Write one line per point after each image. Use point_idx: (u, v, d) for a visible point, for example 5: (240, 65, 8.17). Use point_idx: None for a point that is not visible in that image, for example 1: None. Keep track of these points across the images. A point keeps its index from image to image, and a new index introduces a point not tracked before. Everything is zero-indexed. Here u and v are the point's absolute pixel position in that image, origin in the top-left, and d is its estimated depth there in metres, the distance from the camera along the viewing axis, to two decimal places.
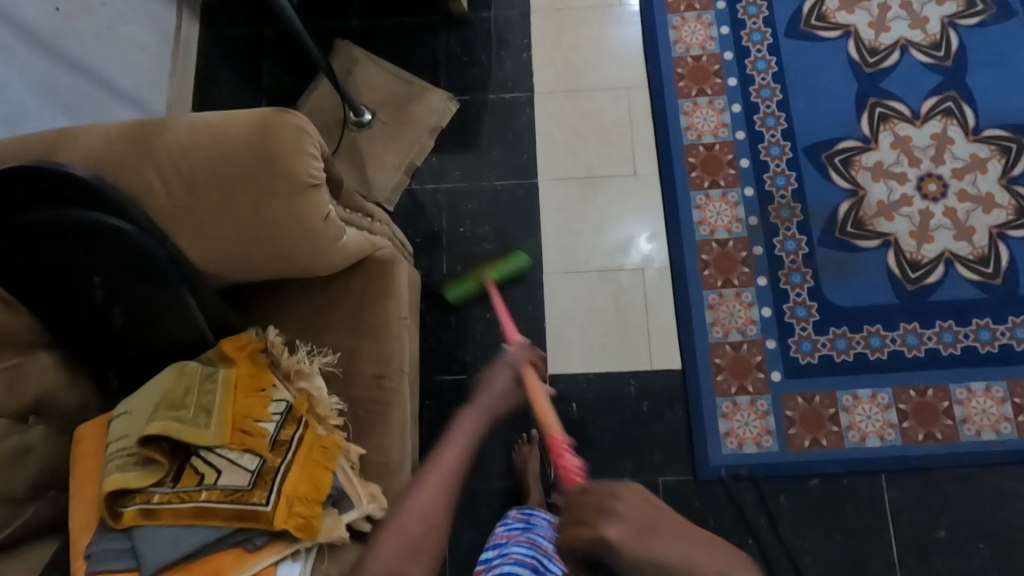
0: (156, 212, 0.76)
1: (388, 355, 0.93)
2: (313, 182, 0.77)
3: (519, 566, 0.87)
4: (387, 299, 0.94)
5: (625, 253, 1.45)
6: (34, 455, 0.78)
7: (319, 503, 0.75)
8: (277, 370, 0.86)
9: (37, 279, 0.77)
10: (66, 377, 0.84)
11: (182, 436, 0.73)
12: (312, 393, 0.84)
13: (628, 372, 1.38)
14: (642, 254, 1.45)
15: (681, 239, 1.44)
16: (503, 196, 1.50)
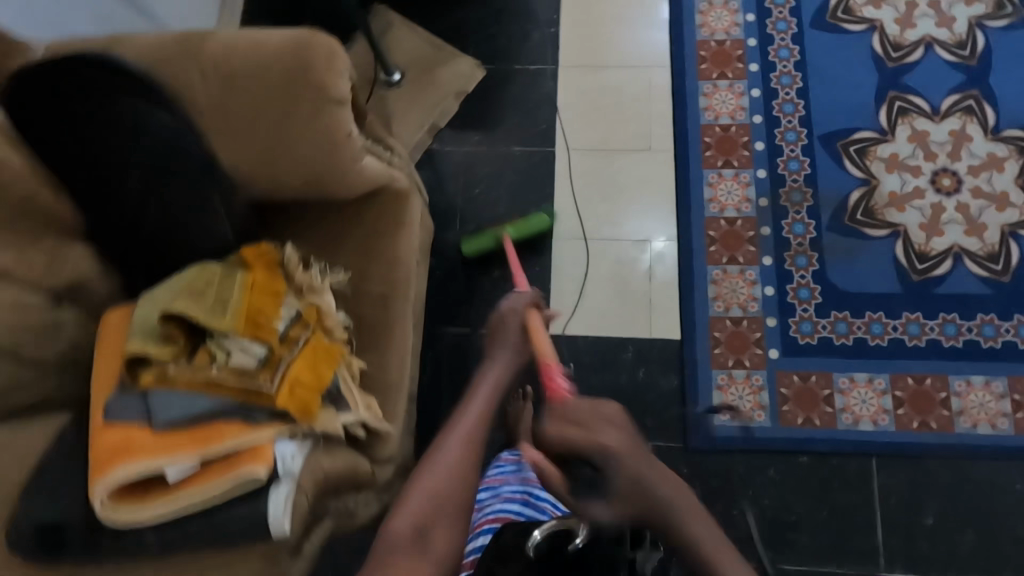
0: (196, 108, 0.84)
1: (395, 279, 0.98)
2: (340, 99, 0.84)
3: (510, 503, 0.92)
4: (398, 228, 1.00)
5: (639, 251, 1.46)
6: (65, 331, 0.86)
7: (319, 393, 0.78)
8: (290, 285, 0.90)
9: (82, 170, 0.83)
10: (98, 268, 0.90)
11: (201, 318, 0.78)
12: (321, 306, 0.89)
13: (627, 338, 1.41)
14: (656, 253, 1.46)
15: (694, 239, 1.45)
16: (520, 161, 1.54)
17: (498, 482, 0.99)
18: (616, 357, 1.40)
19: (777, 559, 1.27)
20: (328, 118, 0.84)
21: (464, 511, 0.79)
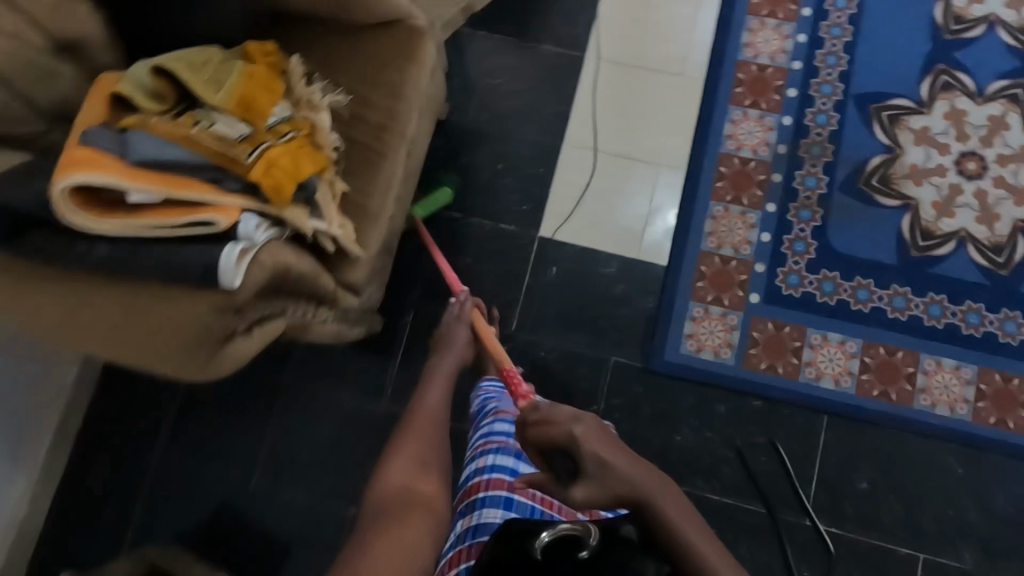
0: None
1: (394, 112, 0.97)
2: None
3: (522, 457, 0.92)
4: (408, 64, 0.98)
5: (646, 224, 1.42)
6: (58, 81, 0.85)
7: (294, 182, 0.79)
8: (288, 96, 0.88)
9: None
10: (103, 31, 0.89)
11: (193, 83, 0.78)
12: (314, 122, 0.87)
13: (613, 254, 1.41)
14: (665, 227, 1.42)
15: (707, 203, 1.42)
16: (547, 59, 1.50)
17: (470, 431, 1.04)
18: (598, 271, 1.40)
19: (707, 489, 1.30)
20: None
21: (442, 487, 0.90)
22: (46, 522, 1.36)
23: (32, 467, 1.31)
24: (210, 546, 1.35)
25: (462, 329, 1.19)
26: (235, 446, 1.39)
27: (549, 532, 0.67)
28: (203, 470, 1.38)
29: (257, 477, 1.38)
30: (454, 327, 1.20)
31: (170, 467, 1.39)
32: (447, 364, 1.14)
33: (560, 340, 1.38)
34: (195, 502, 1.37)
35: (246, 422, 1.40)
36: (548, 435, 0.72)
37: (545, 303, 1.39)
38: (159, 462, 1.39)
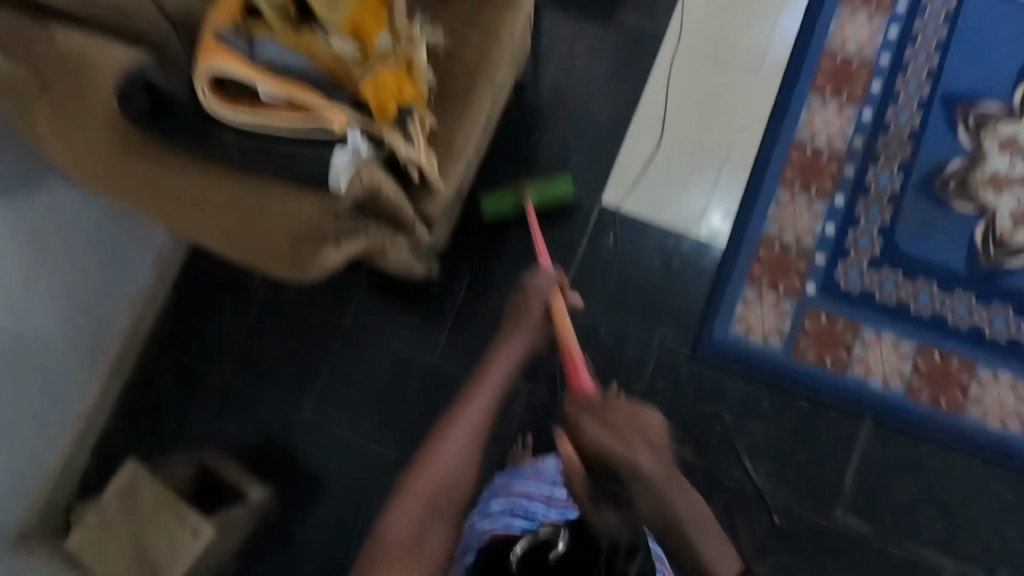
0: None
1: (486, 54, 0.99)
2: None
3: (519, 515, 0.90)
4: (505, 8, 1.00)
5: (694, 224, 1.42)
6: None
7: (397, 102, 0.84)
8: None
9: None
10: None
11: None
12: (415, 57, 0.87)
13: (672, 229, 1.42)
14: (710, 230, 1.41)
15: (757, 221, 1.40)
16: (628, 30, 1.50)
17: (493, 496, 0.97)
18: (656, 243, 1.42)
19: (739, 469, 1.31)
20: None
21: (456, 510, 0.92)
22: (111, 417, 1.46)
23: (104, 364, 1.41)
24: (257, 460, 1.43)
25: (521, 342, 1.05)
26: (287, 370, 1.47)
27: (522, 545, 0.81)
28: (256, 388, 1.46)
29: (306, 401, 1.45)
30: (522, 319, 1.06)
31: (227, 382, 1.47)
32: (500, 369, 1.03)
33: (610, 307, 1.40)
34: (247, 417, 1.45)
35: (301, 349, 1.47)
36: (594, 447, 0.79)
37: (599, 270, 1.41)
38: (217, 376, 1.47)
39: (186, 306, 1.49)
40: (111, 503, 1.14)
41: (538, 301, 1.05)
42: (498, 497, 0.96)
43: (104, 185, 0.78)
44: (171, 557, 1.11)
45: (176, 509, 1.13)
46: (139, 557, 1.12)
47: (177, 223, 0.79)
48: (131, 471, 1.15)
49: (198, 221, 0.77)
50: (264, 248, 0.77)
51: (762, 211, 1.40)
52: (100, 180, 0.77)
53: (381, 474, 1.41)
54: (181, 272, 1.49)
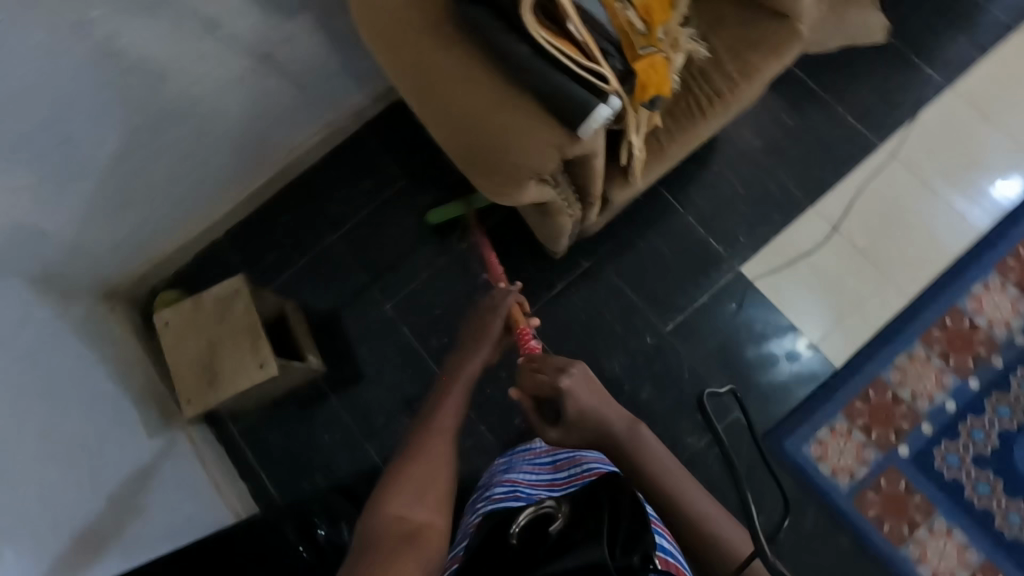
0: None
1: (733, 90, 1.01)
2: None
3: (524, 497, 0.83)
4: (769, 59, 1.02)
5: (779, 331, 1.39)
6: None
7: (657, 89, 0.83)
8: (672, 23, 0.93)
9: None
10: None
11: None
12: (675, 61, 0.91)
13: (794, 329, 1.39)
14: (793, 347, 1.38)
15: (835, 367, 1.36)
16: (844, 130, 1.48)
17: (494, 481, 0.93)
18: (750, 334, 1.40)
19: None
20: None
21: (444, 508, 0.80)
22: (223, 235, 1.56)
23: (242, 189, 1.51)
24: (322, 333, 1.51)
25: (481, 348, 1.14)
26: (386, 273, 1.52)
27: (520, 520, 0.72)
28: (352, 274, 1.53)
29: (389, 306, 1.51)
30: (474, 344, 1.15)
31: (330, 254, 1.54)
32: (467, 372, 1.09)
33: (701, 368, 1.38)
34: (332, 294, 1.52)
35: (406, 260, 1.52)
36: None
37: (707, 330, 1.40)
38: (325, 246, 1.55)
39: (331, 174, 1.57)
40: (207, 302, 1.23)
41: (494, 318, 1.17)
42: (499, 483, 0.90)
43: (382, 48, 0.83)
44: (233, 373, 1.19)
45: (255, 337, 1.20)
46: (206, 362, 1.20)
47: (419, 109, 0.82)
48: (235, 285, 1.23)
49: (440, 115, 0.79)
50: (485, 164, 0.78)
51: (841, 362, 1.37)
52: (380, 43, 0.82)
53: (421, 402, 1.46)
54: (342, 144, 1.57)
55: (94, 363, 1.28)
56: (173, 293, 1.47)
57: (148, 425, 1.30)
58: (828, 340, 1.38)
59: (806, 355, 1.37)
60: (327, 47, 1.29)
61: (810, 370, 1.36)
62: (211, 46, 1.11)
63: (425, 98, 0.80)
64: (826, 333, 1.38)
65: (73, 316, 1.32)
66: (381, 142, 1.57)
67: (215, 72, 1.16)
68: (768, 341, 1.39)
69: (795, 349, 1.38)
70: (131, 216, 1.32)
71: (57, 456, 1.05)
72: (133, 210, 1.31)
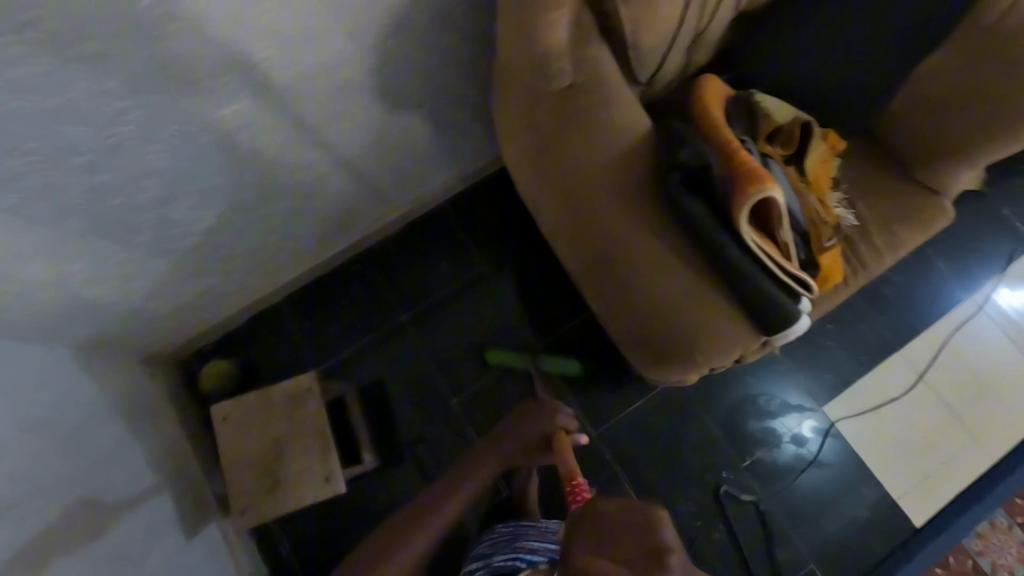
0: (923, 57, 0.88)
1: (878, 261, 0.97)
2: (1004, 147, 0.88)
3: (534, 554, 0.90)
4: (918, 232, 0.98)
5: (861, 480, 1.34)
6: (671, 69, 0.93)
7: (835, 279, 0.78)
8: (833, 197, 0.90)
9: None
10: (712, 51, 0.97)
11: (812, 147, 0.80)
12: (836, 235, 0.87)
13: (874, 479, 1.34)
14: (866, 496, 1.33)
15: (835, 460, 1.35)
16: (931, 275, 1.46)
17: (498, 548, 0.94)
18: (753, 411, 1.40)
19: None
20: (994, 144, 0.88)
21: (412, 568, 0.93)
22: (283, 302, 1.47)
23: (307, 263, 1.41)
24: (378, 420, 1.42)
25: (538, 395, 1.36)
26: (449, 364, 1.44)
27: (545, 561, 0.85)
28: (416, 360, 1.45)
29: (453, 401, 1.42)
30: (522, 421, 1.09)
31: (395, 337, 1.46)
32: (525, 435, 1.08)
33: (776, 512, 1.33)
34: (391, 380, 1.44)
35: (474, 354, 1.44)
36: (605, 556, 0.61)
37: (783, 472, 1.35)
38: (391, 327, 1.46)
39: (405, 251, 1.50)
40: (274, 399, 1.13)
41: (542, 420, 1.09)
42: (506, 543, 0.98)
43: (554, 205, 0.78)
44: (296, 483, 1.08)
45: (326, 443, 1.10)
46: (266, 466, 1.10)
47: (584, 277, 0.78)
48: (306, 382, 1.14)
49: (613, 296, 0.75)
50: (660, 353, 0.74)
51: (839, 455, 1.36)
52: (554, 206, 0.78)
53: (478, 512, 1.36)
54: (416, 223, 1.50)
55: (136, 445, 1.16)
56: (223, 363, 1.39)
57: (187, 519, 1.18)
58: (907, 495, 1.33)
59: (811, 437, 1.36)
60: (433, 135, 1.23)
61: (813, 454, 1.34)
62: (326, 137, 1.04)
63: (598, 275, 0.75)
64: (828, 420, 1.37)
65: (120, 388, 1.21)
66: (458, 225, 1.51)
67: (319, 157, 1.08)
68: (845, 488, 1.34)
69: (799, 432, 1.37)
70: (199, 287, 1.23)
71: None
72: (204, 280, 1.22)
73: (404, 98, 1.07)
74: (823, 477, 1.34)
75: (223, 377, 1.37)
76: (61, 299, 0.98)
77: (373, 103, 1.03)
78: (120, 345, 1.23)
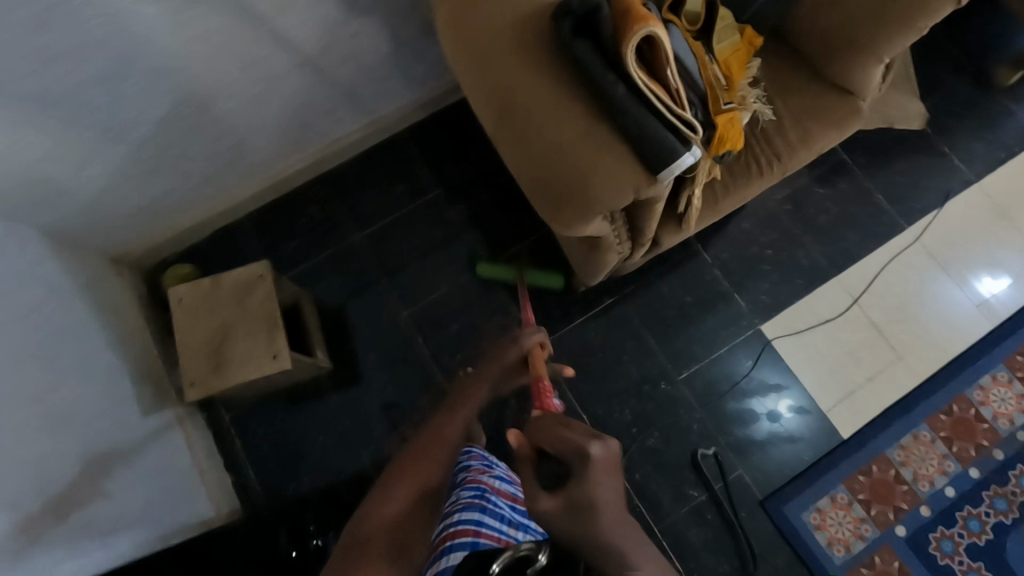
0: None
1: (792, 154, 1.03)
2: (905, 39, 0.93)
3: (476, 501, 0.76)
4: (831, 129, 1.04)
5: (793, 394, 1.40)
6: None
7: (731, 144, 0.84)
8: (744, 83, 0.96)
9: None
10: None
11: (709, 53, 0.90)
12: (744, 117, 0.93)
13: (805, 394, 1.40)
14: (795, 414, 1.38)
15: (808, 437, 1.37)
16: (873, 208, 1.51)
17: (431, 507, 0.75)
18: (731, 390, 1.40)
19: None
20: (897, 36, 0.92)
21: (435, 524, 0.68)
22: (247, 217, 1.52)
23: (271, 175, 1.47)
24: (334, 330, 1.48)
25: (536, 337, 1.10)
26: (403, 278, 1.50)
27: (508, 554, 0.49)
28: (373, 274, 1.50)
29: (407, 313, 1.48)
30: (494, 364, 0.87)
31: (354, 253, 1.51)
32: (482, 393, 0.83)
33: (710, 422, 1.38)
34: (348, 293, 1.50)
35: (428, 270, 1.50)
36: (558, 435, 0.59)
37: (719, 384, 1.40)
38: (350, 243, 1.52)
39: (366, 173, 1.56)
40: (228, 284, 1.18)
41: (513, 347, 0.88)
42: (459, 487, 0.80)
43: (466, 63, 0.83)
44: (245, 360, 1.14)
45: (273, 325, 1.16)
46: (217, 344, 1.16)
47: (495, 133, 0.82)
48: (259, 271, 1.19)
49: (516, 144, 0.79)
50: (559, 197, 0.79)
51: (813, 433, 1.38)
52: (464, 66, 0.83)
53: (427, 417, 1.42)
54: (379, 145, 1.56)
55: (95, 328, 1.22)
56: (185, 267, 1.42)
57: (143, 403, 1.24)
58: (835, 410, 1.39)
59: (785, 415, 1.39)
60: (389, 46, 1.28)
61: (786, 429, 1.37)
62: (277, 31, 1.09)
63: (499, 126, 0.80)
64: (806, 399, 1.40)
65: (83, 276, 1.27)
66: (419, 148, 1.57)
67: (274, 54, 1.14)
68: (777, 402, 1.39)
69: (774, 409, 1.39)
70: (159, 187, 1.28)
71: (51, 428, 0.99)
72: (166, 180, 1.27)
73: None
74: (798, 453, 1.36)
75: (183, 278, 1.38)
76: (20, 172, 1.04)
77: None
78: (82, 239, 1.29)
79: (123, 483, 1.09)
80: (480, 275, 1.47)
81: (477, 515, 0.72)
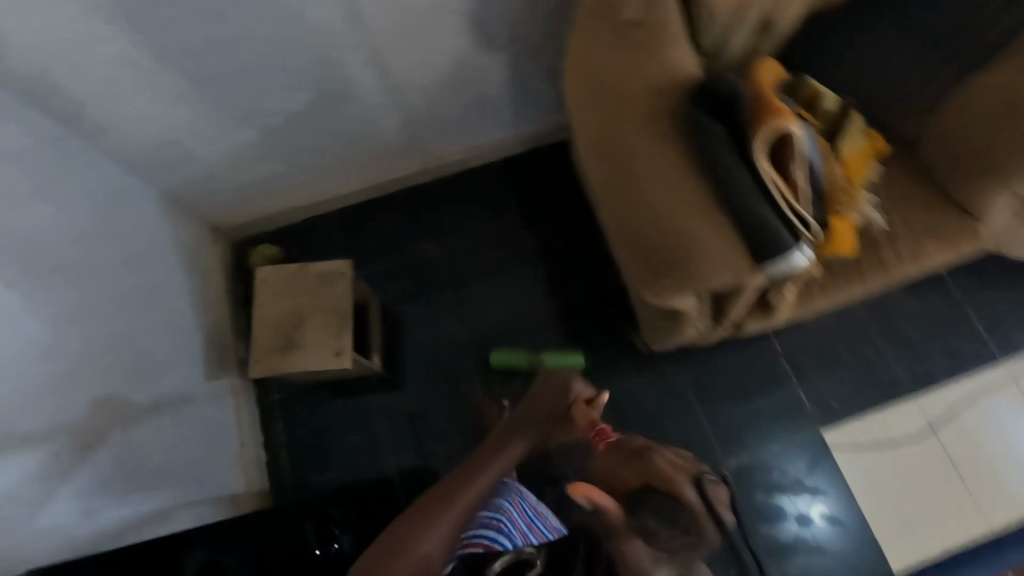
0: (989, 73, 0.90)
1: (898, 267, 0.99)
2: None
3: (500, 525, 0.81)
4: (946, 249, 0.99)
5: (845, 512, 1.31)
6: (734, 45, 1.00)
7: (842, 247, 0.82)
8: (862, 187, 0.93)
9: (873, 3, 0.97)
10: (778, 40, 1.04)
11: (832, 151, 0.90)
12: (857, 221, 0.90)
13: (858, 516, 1.31)
14: (832, 521, 1.31)
15: (838, 552, 1.29)
16: (969, 334, 1.41)
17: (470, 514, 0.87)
18: (761, 481, 1.34)
19: None
20: None
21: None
22: (337, 211, 1.60)
23: (369, 178, 1.54)
24: (391, 335, 1.51)
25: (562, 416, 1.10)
26: (468, 301, 1.52)
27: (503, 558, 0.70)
28: (441, 290, 1.54)
29: (465, 334, 1.50)
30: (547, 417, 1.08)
31: (427, 266, 1.56)
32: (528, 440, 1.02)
33: (749, 519, 1.31)
34: (412, 302, 1.53)
35: (494, 297, 1.52)
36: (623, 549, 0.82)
37: (767, 482, 1.34)
38: (425, 255, 1.57)
39: (455, 192, 1.61)
40: (311, 275, 1.24)
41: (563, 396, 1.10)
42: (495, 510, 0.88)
43: (586, 115, 0.85)
44: (309, 349, 1.19)
45: (342, 321, 1.21)
46: (288, 328, 1.21)
47: (599, 185, 0.83)
48: (341, 268, 1.25)
49: (620, 201, 0.80)
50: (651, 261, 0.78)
51: (844, 549, 1.29)
52: (588, 118, 0.85)
53: (462, 441, 1.42)
54: (473, 169, 1.62)
55: (185, 287, 1.31)
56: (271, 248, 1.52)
57: (208, 366, 1.30)
58: (890, 541, 1.29)
59: (817, 522, 1.31)
60: (506, 82, 1.34)
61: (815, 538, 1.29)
62: (411, 54, 1.16)
63: (611, 182, 0.81)
64: (841, 509, 1.32)
65: (184, 238, 1.37)
66: (509, 179, 1.61)
67: (404, 73, 1.21)
68: (826, 516, 1.31)
69: (806, 513, 1.32)
70: (269, 171, 1.37)
71: (133, 374, 1.05)
72: (277, 166, 1.36)
73: (486, 35, 1.18)
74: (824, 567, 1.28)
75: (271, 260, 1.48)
76: (161, 138, 1.15)
77: (458, 31, 1.14)
78: (192, 203, 1.39)
79: (174, 441, 1.12)
80: (495, 363, 1.44)
81: (492, 535, 0.78)
